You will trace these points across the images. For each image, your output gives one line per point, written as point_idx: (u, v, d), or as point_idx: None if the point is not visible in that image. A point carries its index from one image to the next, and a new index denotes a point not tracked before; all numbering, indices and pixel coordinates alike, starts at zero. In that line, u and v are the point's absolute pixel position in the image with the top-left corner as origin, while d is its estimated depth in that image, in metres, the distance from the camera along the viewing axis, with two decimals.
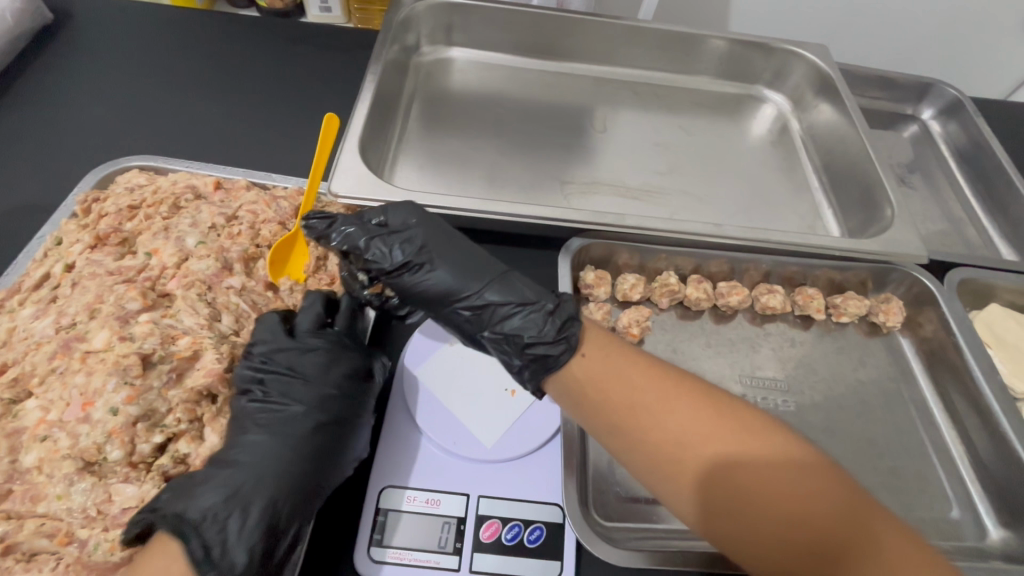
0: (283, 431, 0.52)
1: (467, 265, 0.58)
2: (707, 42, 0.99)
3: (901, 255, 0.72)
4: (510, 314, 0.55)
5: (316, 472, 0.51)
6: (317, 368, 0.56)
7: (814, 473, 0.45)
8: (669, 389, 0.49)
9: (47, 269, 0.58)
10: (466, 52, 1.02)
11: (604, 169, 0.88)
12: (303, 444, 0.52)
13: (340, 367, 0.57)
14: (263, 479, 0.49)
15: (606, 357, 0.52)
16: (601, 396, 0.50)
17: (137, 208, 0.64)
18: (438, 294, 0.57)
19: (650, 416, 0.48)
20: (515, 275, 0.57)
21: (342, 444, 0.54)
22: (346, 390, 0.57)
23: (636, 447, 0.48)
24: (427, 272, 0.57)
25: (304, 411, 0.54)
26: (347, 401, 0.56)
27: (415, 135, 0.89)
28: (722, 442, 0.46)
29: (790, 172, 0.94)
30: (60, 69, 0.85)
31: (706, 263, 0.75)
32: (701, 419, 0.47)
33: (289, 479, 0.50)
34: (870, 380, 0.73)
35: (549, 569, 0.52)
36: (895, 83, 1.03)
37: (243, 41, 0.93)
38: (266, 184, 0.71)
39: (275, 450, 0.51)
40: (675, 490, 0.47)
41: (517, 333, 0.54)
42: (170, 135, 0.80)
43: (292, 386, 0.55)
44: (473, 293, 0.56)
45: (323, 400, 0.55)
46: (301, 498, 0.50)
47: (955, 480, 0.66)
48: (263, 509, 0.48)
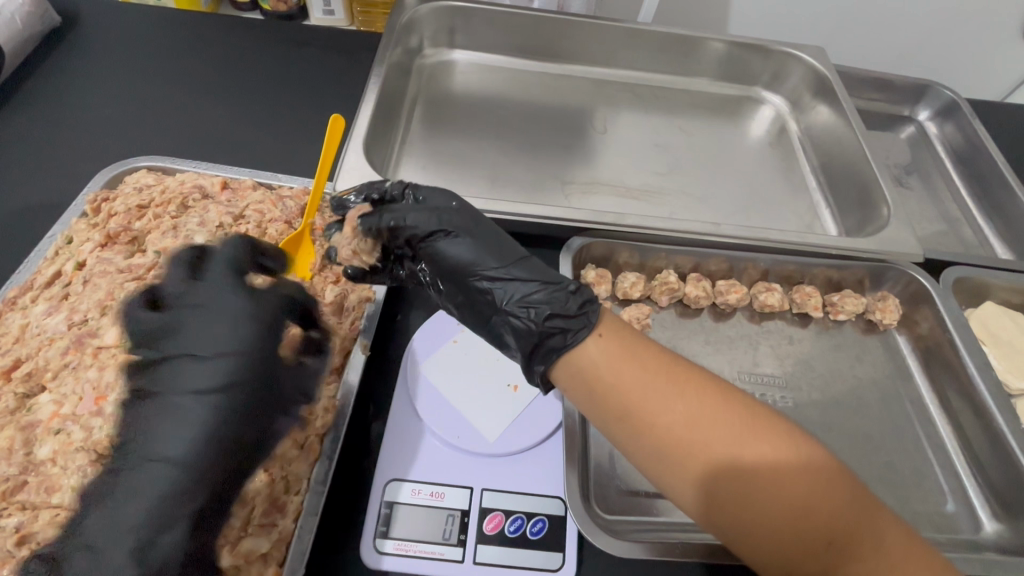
0: (164, 416, 0.47)
1: (490, 244, 0.55)
2: (706, 45, 1.00)
3: (897, 254, 0.73)
4: (530, 293, 0.54)
5: (216, 448, 0.46)
6: (196, 338, 0.50)
7: (814, 470, 0.46)
8: (678, 378, 0.49)
9: (59, 267, 0.59)
10: (468, 55, 1.03)
11: (604, 170, 0.90)
12: (194, 423, 0.46)
13: (219, 328, 0.50)
14: (159, 474, 0.44)
15: (620, 340, 0.52)
16: (611, 378, 0.50)
17: (145, 208, 0.65)
18: (461, 263, 0.55)
19: (659, 401, 0.48)
20: (534, 260, 0.56)
21: (241, 411, 0.48)
22: (231, 352, 0.49)
23: (643, 431, 0.48)
24: (454, 237, 0.55)
25: (183, 390, 0.47)
26: (232, 364, 0.49)
27: (418, 137, 0.90)
28: (728, 432, 0.47)
29: (788, 172, 0.95)
30: (67, 71, 0.86)
31: (705, 261, 0.76)
32: (710, 408, 0.48)
33: (185, 466, 0.45)
34: (867, 376, 0.74)
35: (552, 559, 0.54)
36: (892, 85, 1.05)
37: (249, 44, 0.94)
38: (271, 183, 0.72)
39: (163, 438, 0.46)
40: (679, 477, 0.47)
41: (535, 305, 0.53)
42: (175, 136, 0.81)
43: (168, 368, 0.49)
44: (496, 266, 0.55)
45: (202, 372, 0.48)
46: (205, 481, 0.45)
47: (950, 473, 0.67)
48: (165, 501, 0.44)
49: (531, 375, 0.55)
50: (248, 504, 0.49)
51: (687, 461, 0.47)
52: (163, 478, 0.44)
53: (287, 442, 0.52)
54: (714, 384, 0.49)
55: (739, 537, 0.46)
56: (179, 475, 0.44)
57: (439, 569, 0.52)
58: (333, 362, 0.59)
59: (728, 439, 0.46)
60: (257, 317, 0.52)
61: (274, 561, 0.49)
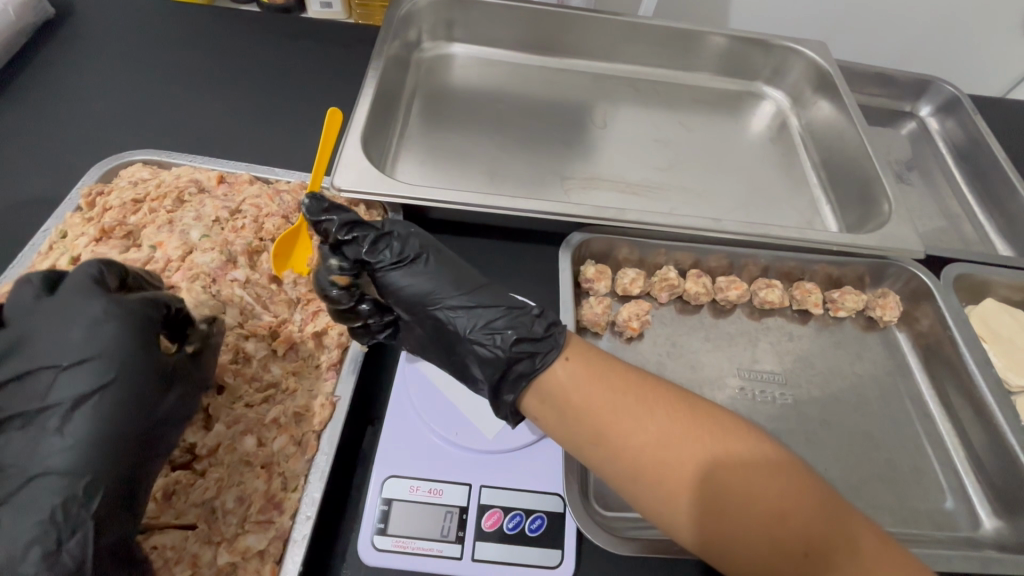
0: (32, 432, 0.41)
1: (456, 272, 0.56)
2: (707, 39, 1.00)
3: (898, 250, 0.73)
4: (494, 318, 0.53)
5: (111, 442, 0.41)
6: (53, 338, 0.43)
7: (791, 475, 0.46)
8: (647, 394, 0.50)
9: (53, 261, 0.59)
10: (466, 48, 1.02)
11: (604, 165, 0.89)
12: (74, 426, 0.41)
13: (77, 323, 0.43)
14: (47, 484, 0.39)
15: (587, 361, 0.52)
16: (583, 400, 0.50)
17: (141, 201, 0.64)
18: (427, 296, 0.55)
19: (631, 419, 0.48)
20: (495, 287, 0.56)
21: (128, 402, 0.42)
22: (95, 344, 0.43)
23: (617, 451, 0.48)
24: (416, 269, 0.55)
25: (51, 398, 0.41)
26: (101, 356, 0.43)
27: (416, 131, 0.89)
28: (701, 444, 0.47)
29: (789, 169, 0.95)
30: (61, 62, 0.85)
31: (705, 258, 0.76)
32: (678, 421, 0.48)
33: (75, 469, 0.40)
34: (867, 373, 0.73)
35: (551, 557, 0.53)
36: (894, 80, 1.04)
37: (246, 37, 0.93)
38: (268, 177, 0.71)
39: (39, 453, 0.40)
40: (656, 498, 0.47)
41: (497, 333, 0.52)
42: (171, 129, 0.80)
43: (31, 380, 0.42)
44: (458, 295, 0.55)
45: (69, 373, 0.42)
46: (106, 477, 0.41)
47: (950, 471, 0.67)
48: (63, 507, 0.39)
49: (502, 405, 0.54)
50: (245, 500, 0.50)
51: (663, 481, 0.46)
52: (51, 487, 0.39)
53: (283, 438, 0.53)
54: (682, 398, 0.50)
55: (723, 551, 0.46)
56: (71, 479, 0.40)
57: (437, 565, 0.52)
58: (331, 357, 0.59)
59: (701, 453, 0.47)
60: (116, 306, 0.45)
61: (272, 558, 0.48)
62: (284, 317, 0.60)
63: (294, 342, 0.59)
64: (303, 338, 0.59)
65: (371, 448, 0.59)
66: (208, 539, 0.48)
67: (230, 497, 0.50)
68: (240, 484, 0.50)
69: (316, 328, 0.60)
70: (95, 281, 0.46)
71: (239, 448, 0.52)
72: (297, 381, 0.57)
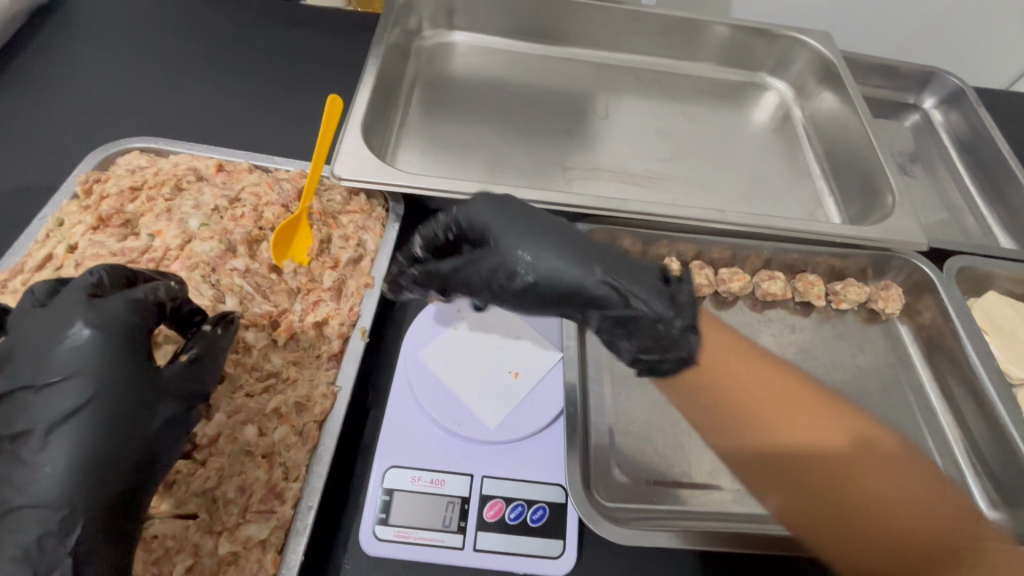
0: (12, 456, 0.40)
1: (581, 248, 0.50)
2: (710, 29, 0.99)
3: (901, 242, 0.72)
4: (642, 305, 0.49)
5: (89, 473, 0.40)
6: (38, 356, 0.42)
7: (922, 496, 0.49)
8: (795, 386, 0.53)
9: (49, 249, 0.58)
10: (468, 36, 1.01)
11: (606, 155, 0.88)
12: (50, 455, 0.39)
13: (55, 344, 0.42)
14: (30, 514, 0.39)
15: (739, 353, 0.55)
16: (733, 381, 0.53)
17: (138, 189, 0.64)
18: (572, 257, 0.50)
19: (784, 403, 0.52)
20: (625, 261, 0.51)
21: (106, 429, 0.41)
22: (71, 369, 0.41)
23: (763, 431, 0.51)
24: (555, 230, 0.52)
25: (29, 423, 0.40)
26: (76, 381, 0.41)
27: (416, 120, 0.88)
28: (824, 438, 0.50)
29: (792, 160, 0.94)
30: (56, 48, 0.84)
31: (708, 249, 0.75)
32: (803, 414, 0.51)
33: (55, 501, 0.39)
34: (868, 366, 0.74)
35: (552, 547, 0.53)
36: (897, 72, 1.03)
37: (245, 24, 0.92)
38: (267, 167, 0.70)
39: (20, 479, 0.39)
40: (766, 476, 0.51)
41: (656, 298, 0.50)
42: (168, 117, 0.79)
43: (12, 401, 0.41)
44: (604, 252, 0.51)
45: (46, 399, 0.41)
46: (84, 509, 0.39)
47: (949, 462, 0.68)
48: (40, 541, 0.38)
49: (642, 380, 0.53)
50: (246, 490, 0.50)
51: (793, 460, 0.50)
52: (35, 517, 0.39)
53: (284, 428, 0.53)
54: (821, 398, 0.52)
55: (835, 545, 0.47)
56: (52, 511, 0.39)
57: (439, 556, 0.52)
58: (332, 347, 0.58)
59: (841, 448, 0.50)
60: (96, 324, 0.42)
61: (274, 548, 0.48)
62: (284, 307, 0.60)
63: (295, 331, 0.58)
64: (304, 328, 0.59)
65: (372, 437, 0.59)
66: (210, 529, 0.48)
67: (231, 486, 0.49)
68: (242, 474, 0.50)
69: (317, 318, 0.60)
70: (88, 290, 0.45)
71: (241, 438, 0.51)
72: (298, 370, 0.57)
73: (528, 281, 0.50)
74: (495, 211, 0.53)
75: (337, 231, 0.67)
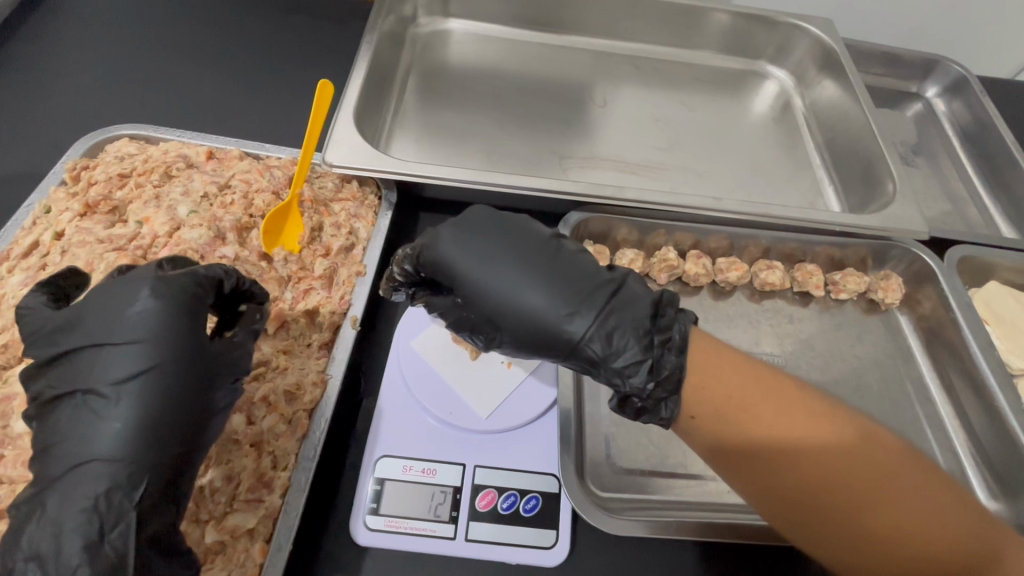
0: (83, 413, 0.40)
1: (563, 299, 0.49)
2: (710, 16, 0.97)
3: (902, 230, 0.71)
4: (617, 358, 0.47)
5: (153, 432, 0.40)
6: (107, 319, 0.42)
7: (949, 498, 0.42)
8: (785, 392, 0.45)
9: (36, 237, 0.57)
10: (464, 24, 1.00)
11: (603, 145, 0.87)
12: (115, 413, 0.39)
13: (123, 310, 0.42)
14: (93, 470, 0.38)
15: (717, 355, 0.47)
16: (717, 399, 0.45)
17: (127, 176, 0.63)
18: (544, 320, 0.48)
19: (777, 419, 0.44)
20: (609, 311, 0.48)
21: (169, 392, 0.41)
22: (137, 333, 0.41)
23: (756, 435, 0.44)
24: (533, 284, 0.49)
25: (95, 382, 0.40)
26: (144, 344, 0.41)
27: (411, 109, 0.87)
28: (825, 445, 0.43)
29: (791, 149, 0.93)
30: (44, 35, 0.83)
31: (706, 238, 0.74)
32: (801, 420, 0.44)
33: (122, 458, 0.38)
34: (867, 356, 0.73)
35: (545, 537, 0.53)
36: (899, 60, 1.02)
37: (236, 11, 0.91)
38: (259, 154, 0.69)
39: (86, 437, 0.39)
40: (762, 485, 0.44)
41: (634, 356, 0.47)
42: (158, 105, 0.78)
43: (79, 359, 0.41)
44: (582, 309, 0.48)
45: (110, 361, 0.40)
46: (148, 467, 0.39)
47: (949, 454, 0.67)
48: (107, 495, 0.37)
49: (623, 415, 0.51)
50: (233, 479, 0.49)
51: (795, 485, 0.43)
52: (98, 473, 0.38)
53: (273, 417, 0.52)
54: (818, 399, 0.46)
55: (822, 548, 0.44)
56: (118, 467, 0.38)
57: (431, 546, 0.51)
58: (322, 336, 0.58)
59: (847, 464, 0.43)
60: (164, 293, 0.43)
61: (262, 537, 0.48)
62: (274, 295, 0.59)
63: (285, 320, 0.57)
64: (294, 316, 0.58)
65: (362, 427, 0.58)
66: (196, 518, 0.46)
67: (218, 475, 0.48)
68: (229, 462, 0.49)
69: (308, 306, 0.59)
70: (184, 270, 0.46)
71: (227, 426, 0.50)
72: (289, 359, 0.56)
73: (504, 333, 0.51)
74: (471, 261, 0.51)
75: (329, 220, 0.66)
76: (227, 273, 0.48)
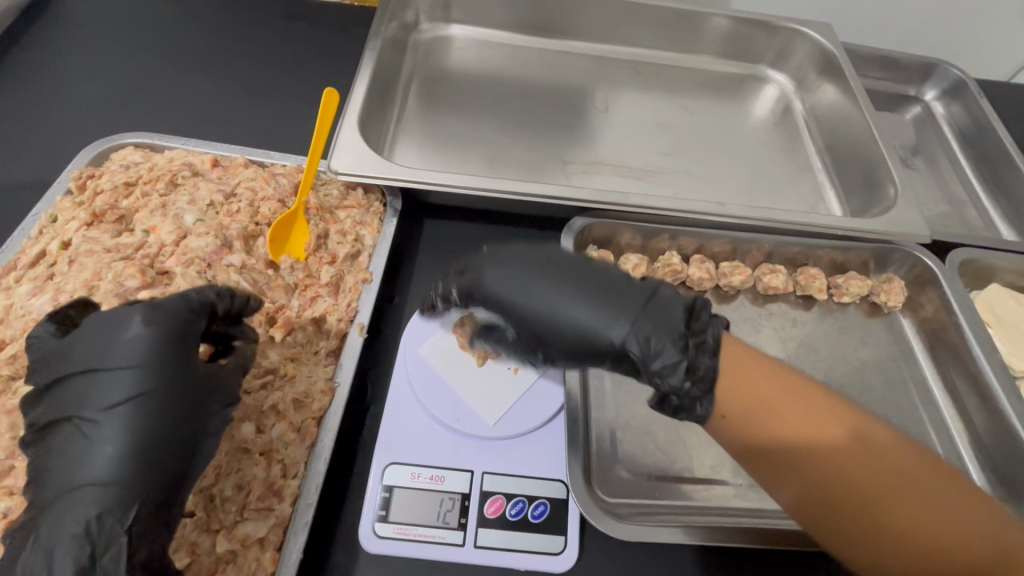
0: (75, 440, 0.40)
1: (602, 306, 0.50)
2: (710, 21, 0.98)
3: (902, 234, 0.72)
4: (656, 360, 0.47)
5: (145, 455, 0.40)
6: (99, 345, 0.42)
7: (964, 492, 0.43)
8: (804, 393, 0.46)
9: (43, 246, 0.57)
10: (466, 30, 1.00)
11: (606, 149, 0.88)
12: (104, 440, 0.39)
13: (112, 338, 0.42)
14: (83, 497, 0.38)
15: (740, 359, 0.48)
16: (747, 401, 0.45)
17: (133, 184, 0.63)
18: (584, 328, 0.50)
19: (796, 418, 0.44)
20: (646, 315, 0.49)
21: (161, 416, 0.41)
22: (126, 359, 0.41)
23: (778, 435, 0.44)
24: (571, 295, 0.50)
25: (86, 408, 0.40)
26: (135, 371, 0.41)
27: (414, 115, 0.88)
28: (846, 443, 0.44)
29: (793, 153, 0.93)
30: (48, 43, 0.83)
31: (709, 243, 0.75)
32: (821, 420, 0.44)
33: (112, 482, 0.38)
34: (870, 359, 0.73)
35: (554, 543, 0.53)
36: (898, 63, 1.03)
37: (239, 18, 0.91)
38: (264, 161, 0.70)
39: (76, 465, 0.39)
40: (786, 487, 0.44)
41: (672, 357, 0.47)
42: (163, 112, 0.78)
43: (70, 387, 0.41)
44: (619, 315, 0.49)
45: (101, 388, 0.41)
46: (139, 491, 0.39)
47: (953, 457, 0.67)
48: (97, 521, 0.37)
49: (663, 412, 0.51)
50: (244, 488, 0.49)
51: (819, 486, 0.43)
52: (89, 499, 0.38)
53: (282, 426, 0.52)
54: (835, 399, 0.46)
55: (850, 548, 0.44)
56: (109, 491, 0.38)
57: (440, 553, 0.52)
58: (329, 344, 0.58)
59: (866, 462, 0.43)
60: (154, 319, 0.43)
61: (272, 546, 0.47)
62: (281, 303, 0.59)
63: (292, 327, 0.57)
64: (302, 323, 0.58)
65: (371, 434, 0.58)
66: (206, 527, 0.47)
67: (228, 484, 0.49)
68: (239, 472, 0.50)
69: (314, 314, 0.59)
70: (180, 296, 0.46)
71: (238, 435, 0.51)
72: (296, 366, 0.56)
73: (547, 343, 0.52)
74: (510, 277, 0.52)
75: (335, 227, 0.66)
76: (220, 295, 0.49)
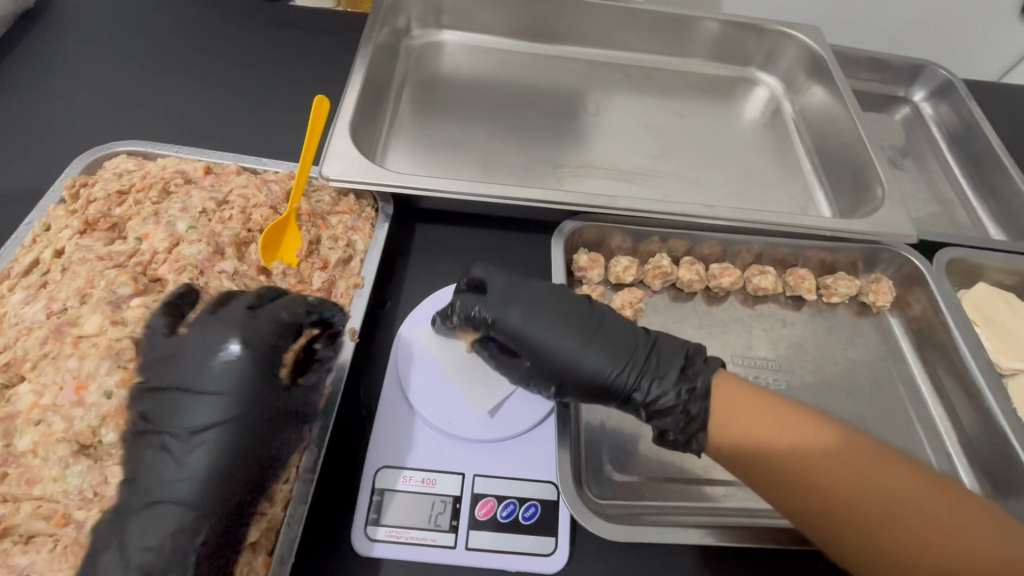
0: (162, 453, 0.45)
1: (614, 353, 0.54)
2: (700, 24, 0.99)
3: (889, 235, 0.72)
4: (658, 401, 0.52)
5: (220, 480, 0.44)
6: (193, 369, 0.47)
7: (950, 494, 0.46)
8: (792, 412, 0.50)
9: (36, 255, 0.58)
10: (457, 35, 1.01)
11: (597, 153, 0.88)
12: (190, 459, 0.44)
13: (207, 363, 0.47)
14: (166, 511, 0.43)
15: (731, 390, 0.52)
16: (737, 432, 0.49)
17: (126, 193, 0.63)
18: (598, 374, 0.53)
19: (787, 434, 0.48)
20: (650, 361, 0.54)
21: (236, 445, 0.45)
22: (216, 386, 0.46)
23: (772, 452, 0.48)
24: (585, 342, 0.54)
25: (176, 426, 0.46)
26: (223, 398, 0.46)
27: (406, 120, 0.88)
28: (835, 455, 0.47)
29: (782, 154, 0.94)
30: (41, 52, 0.84)
31: (698, 245, 0.76)
32: (809, 435, 0.48)
33: (191, 502, 0.43)
34: (859, 359, 0.74)
35: (545, 544, 0.54)
36: (886, 65, 1.04)
37: (231, 26, 0.92)
38: (256, 167, 0.71)
39: (162, 480, 0.44)
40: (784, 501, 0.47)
41: (671, 399, 0.52)
42: (155, 120, 0.78)
43: (164, 402, 0.47)
44: (623, 359, 0.53)
45: (191, 410, 0.46)
46: (209, 513, 0.43)
47: (942, 455, 0.68)
48: (174, 537, 0.42)
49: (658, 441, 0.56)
50: None
51: (815, 499, 0.46)
52: (171, 515, 0.43)
53: None
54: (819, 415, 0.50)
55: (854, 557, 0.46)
56: (187, 509, 0.43)
57: (431, 555, 0.52)
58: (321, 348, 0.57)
59: (853, 470, 0.46)
60: (244, 349, 0.48)
61: (264, 550, 0.48)
62: None
63: None
64: None
65: (362, 438, 0.59)
66: None
67: None
68: None
69: None
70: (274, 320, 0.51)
71: None
72: None
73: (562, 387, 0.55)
74: (529, 325, 0.55)
75: (327, 232, 0.67)
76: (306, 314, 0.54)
